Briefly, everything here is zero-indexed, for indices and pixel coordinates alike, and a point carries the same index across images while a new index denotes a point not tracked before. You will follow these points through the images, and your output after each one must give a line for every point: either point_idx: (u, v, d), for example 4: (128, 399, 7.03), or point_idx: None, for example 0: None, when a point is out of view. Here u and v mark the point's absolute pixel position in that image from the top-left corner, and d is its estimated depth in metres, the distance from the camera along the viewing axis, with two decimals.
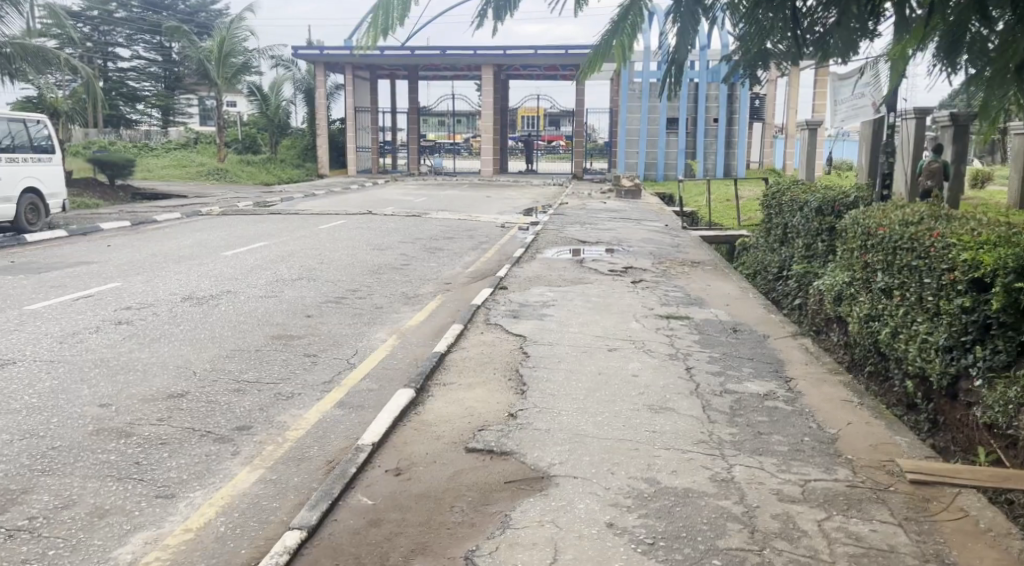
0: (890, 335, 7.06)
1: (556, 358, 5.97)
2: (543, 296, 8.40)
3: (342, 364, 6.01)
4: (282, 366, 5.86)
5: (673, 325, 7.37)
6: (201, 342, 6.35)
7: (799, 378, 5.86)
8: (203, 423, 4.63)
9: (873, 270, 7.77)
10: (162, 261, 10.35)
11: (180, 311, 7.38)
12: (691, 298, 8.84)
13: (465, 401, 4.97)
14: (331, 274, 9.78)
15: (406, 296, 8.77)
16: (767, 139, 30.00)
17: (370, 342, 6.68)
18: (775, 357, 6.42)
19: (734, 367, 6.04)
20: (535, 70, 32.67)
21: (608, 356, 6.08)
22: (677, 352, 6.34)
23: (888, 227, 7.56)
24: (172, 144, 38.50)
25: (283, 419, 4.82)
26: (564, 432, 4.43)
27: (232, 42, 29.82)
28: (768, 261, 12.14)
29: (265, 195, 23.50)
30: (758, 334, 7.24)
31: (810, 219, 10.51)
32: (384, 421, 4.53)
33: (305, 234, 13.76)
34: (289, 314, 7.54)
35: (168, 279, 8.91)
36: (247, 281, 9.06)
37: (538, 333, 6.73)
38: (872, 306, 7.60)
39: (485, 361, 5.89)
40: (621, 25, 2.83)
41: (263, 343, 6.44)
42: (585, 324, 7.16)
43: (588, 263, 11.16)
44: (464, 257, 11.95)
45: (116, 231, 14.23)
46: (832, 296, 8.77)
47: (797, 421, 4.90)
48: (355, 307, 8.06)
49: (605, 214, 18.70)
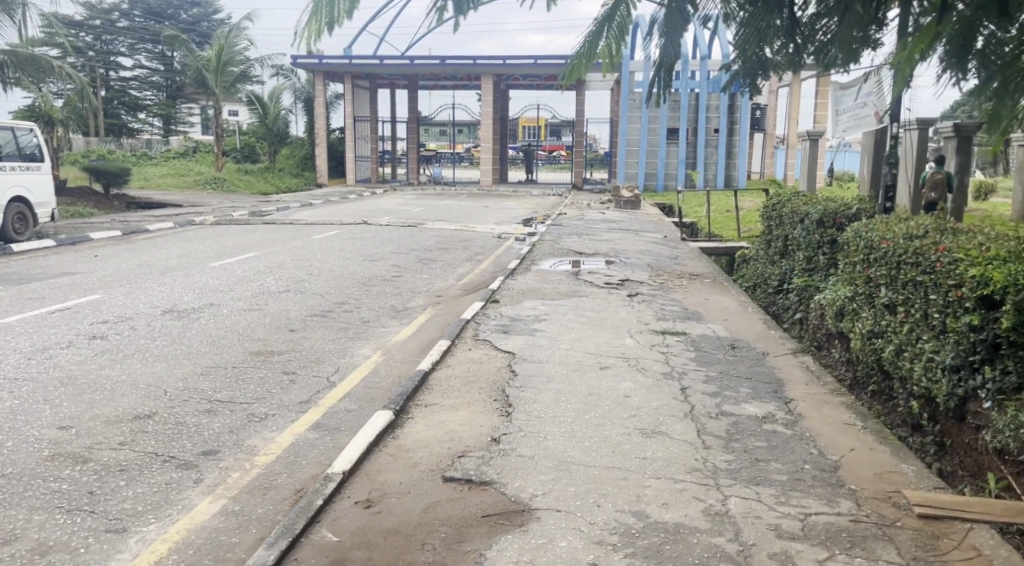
0: (894, 353, 6.81)
1: (545, 377, 5.71)
2: (535, 311, 8.14)
3: (321, 382, 5.75)
4: (257, 384, 5.60)
5: (669, 341, 7.12)
6: (177, 358, 6.10)
7: (799, 399, 5.60)
8: (167, 447, 4.37)
9: (877, 285, 7.52)
10: (147, 272, 10.11)
11: (158, 325, 7.12)
12: (689, 312, 8.58)
13: (447, 424, 4.70)
14: (319, 286, 9.54)
15: (395, 309, 8.52)
16: (767, 150, 29.81)
17: (352, 359, 6.43)
18: (775, 376, 6.15)
19: (731, 387, 5.77)
20: (535, 80, 32.49)
21: (600, 375, 5.82)
22: (671, 371, 6.07)
23: (892, 241, 7.31)
24: (171, 153, 38.31)
25: (253, 442, 4.56)
26: (549, 460, 4.18)
27: (230, 51, 29.63)
28: (768, 273, 11.88)
29: (262, 204, 23.32)
30: (757, 351, 6.98)
31: (812, 231, 10.28)
32: (357, 447, 4.26)
33: (297, 244, 13.52)
34: (271, 329, 7.28)
35: (151, 291, 8.65)
36: (231, 293, 8.81)
37: (527, 350, 6.47)
38: (875, 322, 7.34)
39: (471, 379, 5.63)
40: (602, 27, 2.89)
41: (241, 359, 6.19)
42: (577, 339, 6.91)
43: (584, 276, 10.90)
44: (457, 269, 11.70)
45: (106, 241, 14.00)
46: (833, 311, 8.52)
47: (796, 447, 4.63)
48: (341, 320, 7.81)
49: (604, 224, 18.47)
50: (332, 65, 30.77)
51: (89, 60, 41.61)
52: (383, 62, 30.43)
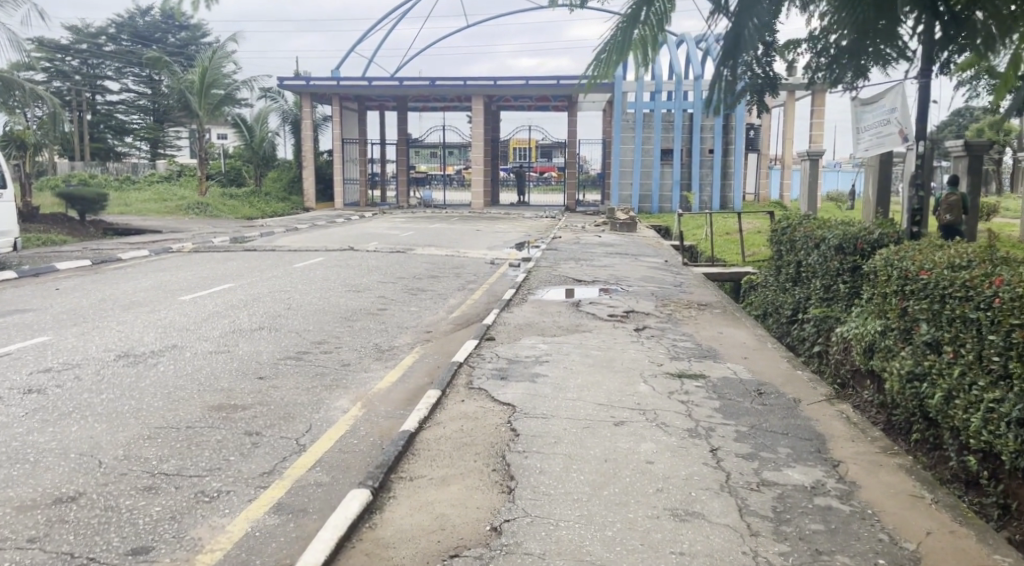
0: (943, 400, 5.98)
1: (552, 437, 4.88)
2: (535, 350, 7.33)
3: (289, 446, 4.91)
4: (211, 451, 4.75)
5: (688, 387, 6.29)
6: (122, 416, 5.24)
7: (850, 461, 4.79)
8: (88, 544, 3.54)
9: (914, 320, 6.73)
10: (109, 308, 9.26)
11: (108, 374, 6.25)
12: (704, 350, 7.77)
13: (436, 508, 3.89)
14: (297, 322, 8.72)
15: (378, 349, 7.68)
16: (763, 170, 29.24)
17: (328, 414, 5.60)
18: (815, 431, 5.34)
19: (768, 447, 4.97)
20: (526, 100, 32.00)
21: (615, 434, 4.98)
22: (696, 427, 5.25)
23: (931, 271, 6.53)
24: (154, 177, 37.56)
25: (198, 532, 3.72)
26: (564, 560, 3.37)
27: (214, 73, 28.81)
28: (780, 301, 11.08)
29: (245, 229, 22.53)
30: (787, 399, 6.14)
31: (830, 257, 9.48)
32: (325, 544, 3.44)
33: (277, 273, 12.71)
34: (236, 377, 6.42)
35: (108, 331, 7.80)
36: (198, 332, 7.96)
37: (528, 401, 5.64)
38: (915, 363, 6.53)
39: (465, 443, 4.79)
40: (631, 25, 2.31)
41: (196, 417, 5.33)
42: (585, 386, 6.10)
43: (585, 307, 10.11)
44: (449, 299, 10.89)
45: (74, 271, 13.17)
46: (862, 346, 7.71)
47: (862, 531, 3.82)
48: (318, 365, 6.96)
49: (600, 248, 17.69)
50: (318, 86, 30.26)
51: (75, 84, 41.25)
52: (371, 82, 30.06)
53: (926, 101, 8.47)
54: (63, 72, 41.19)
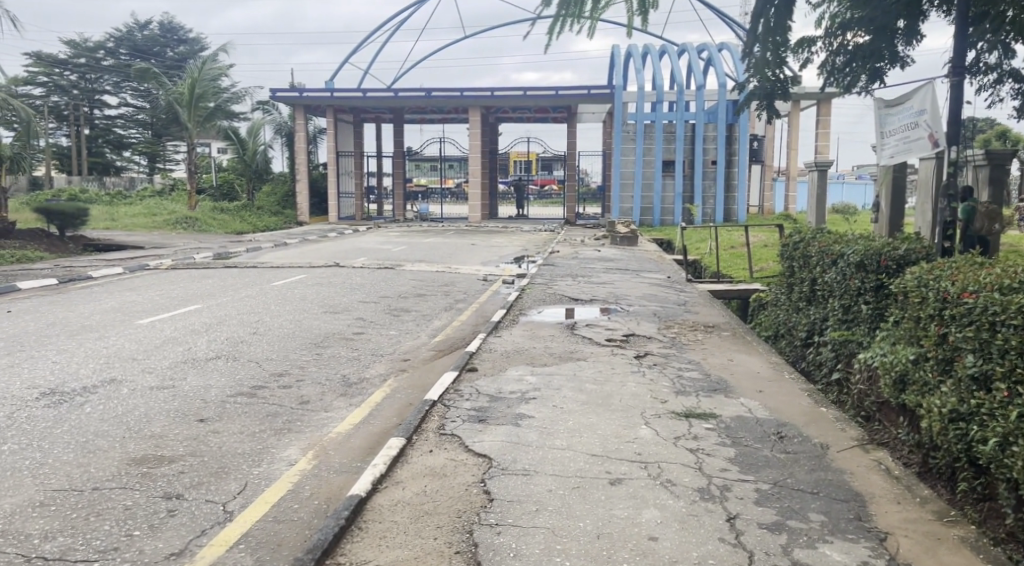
0: (995, 446, 4.74)
1: (532, 504, 3.98)
2: (522, 384, 6.44)
3: (213, 515, 4.01)
4: (114, 523, 3.87)
5: (697, 431, 5.38)
6: (18, 476, 4.40)
7: (899, 533, 3.91)
8: None
9: (955, 349, 5.55)
10: (54, 334, 8.38)
11: (21, 418, 5.38)
12: (714, 382, 6.88)
13: None
14: (260, 350, 7.85)
15: (345, 382, 6.78)
16: (767, 182, 28.41)
17: (270, 468, 4.70)
18: (851, 489, 4.45)
19: (798, 512, 4.08)
20: (525, 111, 31.23)
21: (610, 497, 4.10)
22: (709, 486, 4.35)
23: (977, 296, 5.39)
24: (146, 191, 36.69)
25: None
26: None
27: (204, 84, 27.89)
28: (794, 322, 10.16)
29: (232, 244, 21.63)
30: (813, 444, 5.24)
31: (849, 275, 8.54)
32: None
33: (251, 293, 11.83)
34: (172, 419, 5.53)
35: (39, 364, 6.90)
36: (145, 363, 7.09)
37: (508, 452, 4.74)
38: (957, 398, 5.31)
39: (425, 511, 3.90)
40: None
41: (109, 474, 4.47)
42: (576, 431, 5.19)
43: (581, 329, 9.21)
44: (433, 321, 10.01)
45: (36, 291, 12.31)
46: (891, 378, 6.58)
47: None
48: (272, 403, 6.05)
49: (600, 264, 16.79)
50: (312, 97, 29.50)
51: (73, 98, 40.45)
52: (366, 93, 29.23)
53: (959, 103, 7.66)
54: (61, 86, 40.52)
